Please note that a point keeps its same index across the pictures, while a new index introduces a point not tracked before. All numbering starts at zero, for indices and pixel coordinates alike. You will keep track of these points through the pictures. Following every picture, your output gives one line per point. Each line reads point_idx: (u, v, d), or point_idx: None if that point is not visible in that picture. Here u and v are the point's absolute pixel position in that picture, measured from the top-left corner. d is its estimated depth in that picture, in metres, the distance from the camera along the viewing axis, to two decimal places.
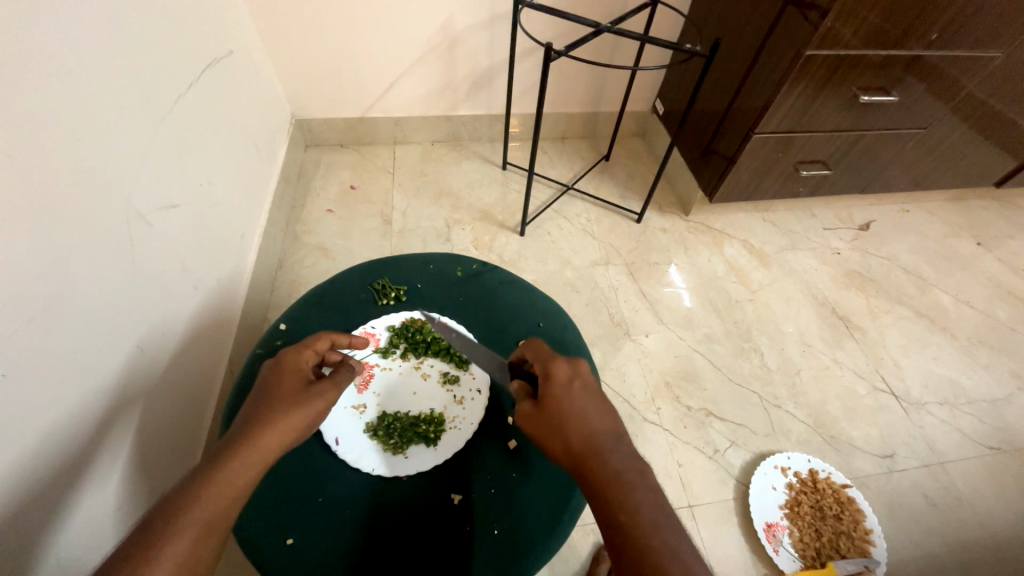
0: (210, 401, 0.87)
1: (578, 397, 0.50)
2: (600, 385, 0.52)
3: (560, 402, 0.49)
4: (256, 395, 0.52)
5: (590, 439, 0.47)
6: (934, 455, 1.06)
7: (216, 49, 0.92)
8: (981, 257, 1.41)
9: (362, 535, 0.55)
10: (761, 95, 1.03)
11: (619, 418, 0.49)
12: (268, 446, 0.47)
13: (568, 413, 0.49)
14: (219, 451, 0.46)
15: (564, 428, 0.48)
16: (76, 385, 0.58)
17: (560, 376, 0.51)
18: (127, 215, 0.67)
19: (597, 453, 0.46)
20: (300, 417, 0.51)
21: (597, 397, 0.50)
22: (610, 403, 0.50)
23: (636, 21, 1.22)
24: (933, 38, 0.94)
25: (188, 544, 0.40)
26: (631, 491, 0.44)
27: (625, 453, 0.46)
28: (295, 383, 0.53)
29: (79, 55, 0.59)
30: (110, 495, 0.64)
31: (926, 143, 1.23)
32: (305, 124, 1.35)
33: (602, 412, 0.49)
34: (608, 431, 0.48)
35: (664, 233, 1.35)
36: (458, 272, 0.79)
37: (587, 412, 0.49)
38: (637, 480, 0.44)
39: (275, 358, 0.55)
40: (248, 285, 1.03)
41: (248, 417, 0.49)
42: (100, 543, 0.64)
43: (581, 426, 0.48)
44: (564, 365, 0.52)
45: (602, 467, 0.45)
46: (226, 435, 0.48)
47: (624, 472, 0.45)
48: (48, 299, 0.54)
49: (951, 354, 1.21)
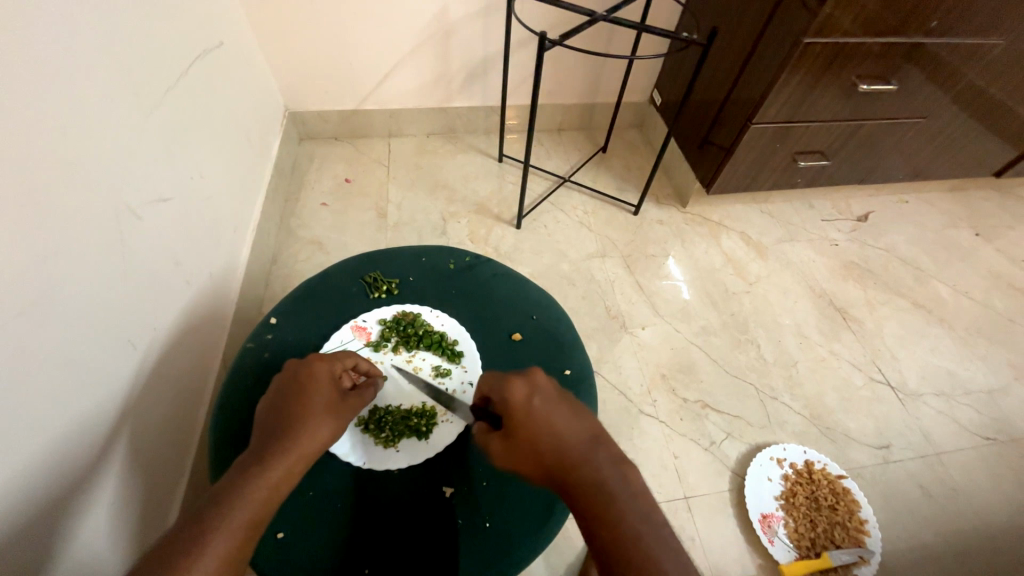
0: (204, 396, 0.86)
1: (542, 411, 0.50)
2: (562, 396, 0.52)
3: (526, 420, 0.49)
4: (286, 397, 0.53)
5: (564, 451, 0.47)
6: (930, 446, 1.07)
7: (206, 41, 0.91)
8: (980, 248, 1.40)
9: (357, 528, 0.56)
10: (758, 85, 1.02)
11: (586, 426, 0.49)
12: (306, 449, 0.50)
13: (536, 430, 0.49)
14: (257, 457, 0.48)
15: (534, 446, 0.48)
16: (67, 383, 0.57)
17: (521, 396, 0.51)
18: (117, 210, 0.66)
19: (572, 463, 0.46)
20: (333, 426, 0.53)
21: (563, 409, 0.50)
22: (577, 413, 0.51)
23: (633, 10, 1.21)
24: (932, 26, 0.92)
25: (226, 546, 0.42)
26: (611, 498, 0.44)
27: (603, 457, 0.47)
28: (335, 394, 0.55)
29: (65, 47, 0.58)
30: (109, 507, 0.64)
31: (925, 133, 1.22)
32: (299, 116, 1.34)
33: (569, 422, 0.49)
34: (580, 441, 0.48)
35: (661, 225, 1.35)
36: (451, 265, 0.78)
37: (555, 423, 0.49)
38: (616, 485, 0.45)
39: (308, 365, 0.56)
40: (242, 279, 1.02)
41: (289, 423, 0.51)
42: (106, 553, 0.64)
43: (553, 440, 0.48)
44: (521, 384, 0.52)
45: (580, 478, 0.45)
46: (269, 440, 0.50)
47: (602, 477, 0.45)
48: (38, 293, 0.53)
49: (948, 345, 1.21)
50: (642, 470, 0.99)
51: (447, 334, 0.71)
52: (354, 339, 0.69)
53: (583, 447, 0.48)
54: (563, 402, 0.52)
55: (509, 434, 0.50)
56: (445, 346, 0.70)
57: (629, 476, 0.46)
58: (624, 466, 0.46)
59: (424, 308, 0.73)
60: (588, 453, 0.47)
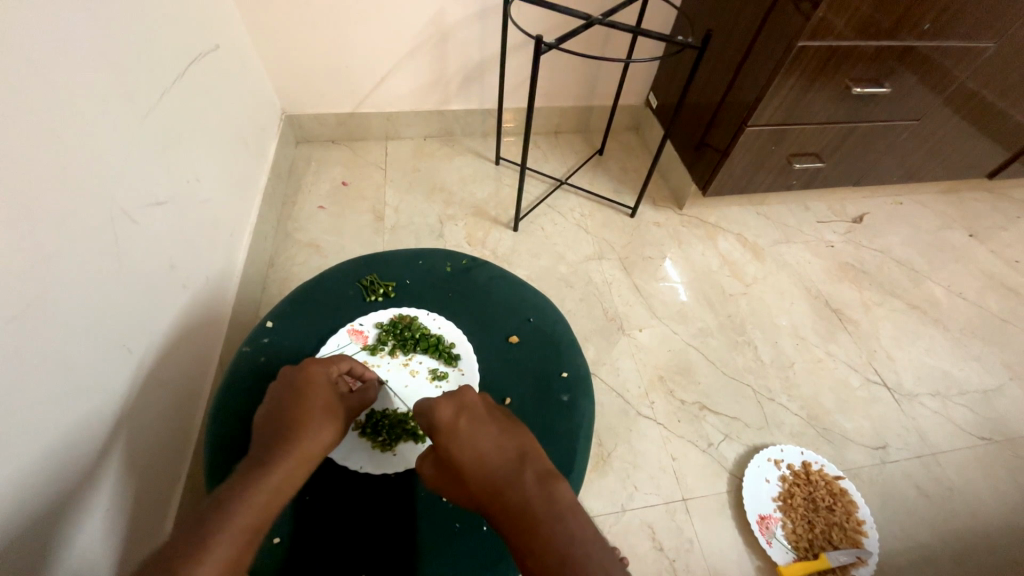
0: (200, 400, 0.86)
1: (469, 432, 0.54)
2: (490, 415, 0.56)
3: (452, 444, 0.53)
4: (283, 402, 0.54)
5: (491, 474, 0.51)
6: (926, 446, 1.07)
7: (202, 44, 0.91)
8: (973, 249, 1.41)
9: (356, 529, 0.56)
10: (754, 88, 1.03)
11: (511, 445, 0.53)
12: (309, 453, 0.51)
13: (463, 453, 0.52)
14: (257, 461, 0.49)
15: (463, 470, 0.52)
16: (63, 388, 0.57)
17: (448, 420, 0.55)
18: (112, 213, 0.66)
19: (499, 485, 0.50)
20: (334, 428, 0.54)
21: (488, 429, 0.54)
22: (502, 432, 0.54)
23: (629, 13, 1.21)
24: (925, 28, 0.93)
25: (227, 551, 0.42)
26: (535, 515, 0.47)
27: (529, 476, 0.50)
28: (331, 397, 0.56)
29: (59, 50, 0.58)
30: (104, 517, 0.64)
31: (919, 135, 1.23)
32: (295, 120, 1.34)
33: (495, 443, 0.53)
34: (505, 462, 0.52)
35: (658, 227, 1.35)
36: (448, 268, 0.78)
37: (483, 445, 0.53)
38: (540, 501, 0.48)
39: (303, 370, 0.56)
40: (239, 283, 1.02)
41: (285, 428, 0.51)
42: (100, 564, 0.63)
43: (480, 464, 0.52)
44: (447, 408, 0.55)
45: (508, 502, 0.49)
46: (265, 445, 0.50)
47: (529, 498, 0.48)
48: (32, 297, 0.53)
49: (943, 346, 1.22)
50: (640, 472, 0.99)
51: (444, 337, 0.71)
52: (351, 343, 0.69)
53: (510, 468, 0.51)
54: (493, 421, 0.55)
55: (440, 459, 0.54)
56: (442, 349, 0.70)
57: (552, 491, 0.49)
58: (548, 481, 0.50)
59: (421, 311, 0.73)
60: (515, 474, 0.50)
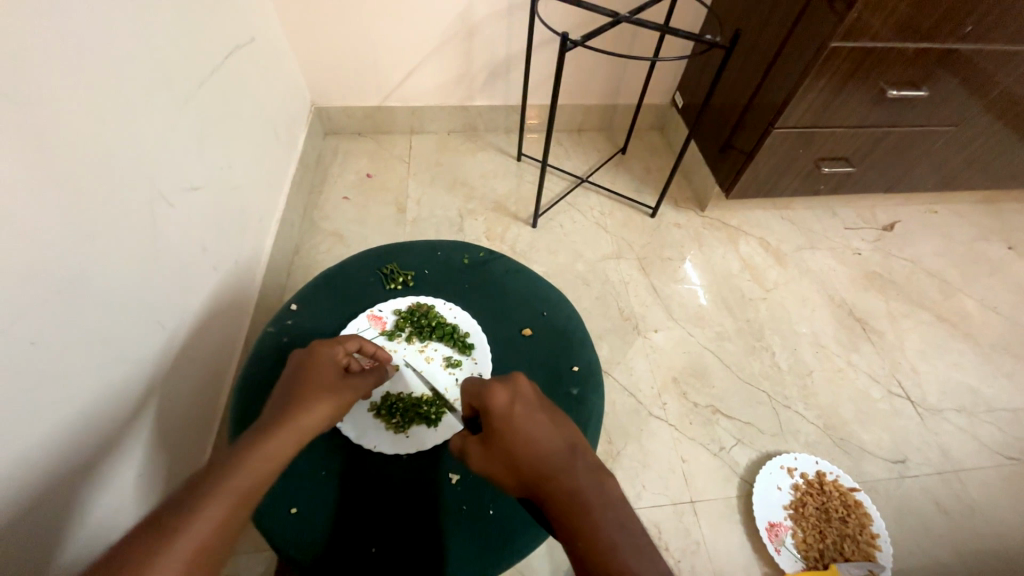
0: (226, 378, 0.89)
1: (523, 418, 0.52)
2: (540, 402, 0.55)
3: (505, 426, 0.51)
4: (291, 379, 0.56)
5: (543, 461, 0.49)
6: (949, 463, 1.04)
7: (239, 36, 0.95)
8: (1011, 262, 1.36)
9: (366, 506, 0.58)
10: (782, 88, 1.01)
11: (565, 436, 0.52)
12: (302, 426, 0.51)
13: (515, 437, 0.51)
14: (258, 429, 0.50)
15: (513, 454, 0.50)
16: (99, 357, 0.61)
17: (502, 403, 0.53)
18: (151, 195, 0.69)
19: (551, 475, 0.48)
20: (333, 407, 0.55)
21: (539, 416, 0.53)
22: (554, 422, 0.53)
23: (658, 11, 1.20)
24: (966, 31, 0.90)
25: (225, 509, 0.43)
26: (593, 509, 0.45)
27: (582, 467, 0.49)
28: (333, 374, 0.57)
29: (107, 39, 0.61)
30: (129, 480, 0.67)
31: (957, 141, 1.18)
32: (324, 112, 1.38)
33: (548, 431, 0.52)
34: (560, 452, 0.50)
35: (679, 229, 1.34)
36: (465, 260, 0.79)
37: (535, 433, 0.51)
38: (595, 496, 0.46)
39: (309, 349, 0.58)
40: (265, 268, 1.05)
41: (287, 400, 0.53)
42: (121, 525, 0.66)
43: (531, 450, 0.50)
44: (503, 391, 0.53)
45: (562, 494, 0.47)
46: (267, 416, 0.52)
47: (583, 488, 0.47)
48: (74, 272, 0.57)
49: (973, 361, 1.18)
50: (649, 472, 0.99)
51: (459, 326, 0.72)
52: (369, 328, 0.71)
53: (562, 457, 0.50)
54: (543, 410, 0.54)
55: (489, 441, 0.52)
56: (456, 338, 0.71)
57: (608, 486, 0.48)
58: (603, 476, 0.48)
59: (438, 301, 0.74)
60: (567, 463, 0.49)
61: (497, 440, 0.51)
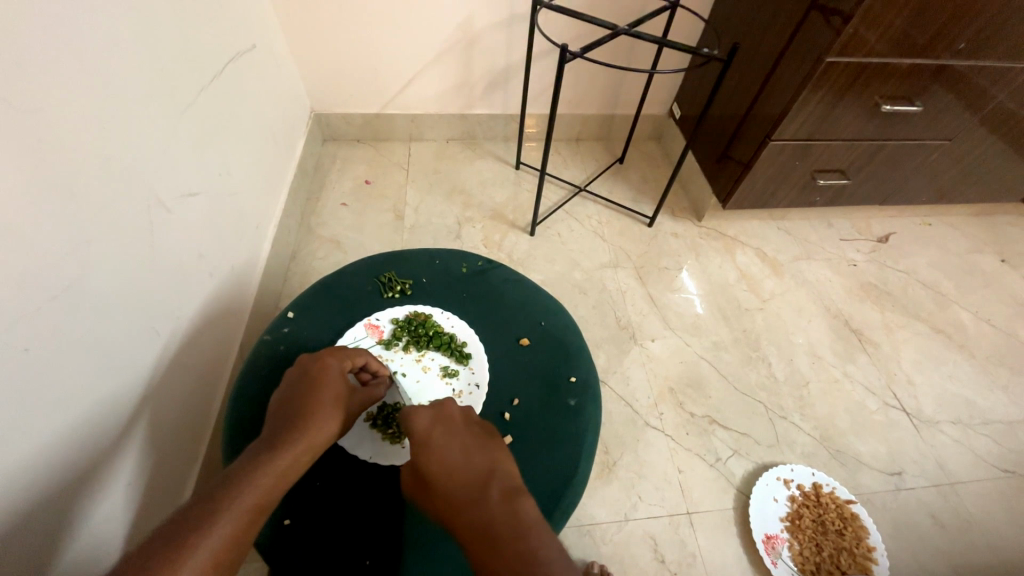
0: (220, 386, 0.88)
1: (442, 442, 0.55)
2: (467, 426, 0.57)
3: (424, 452, 0.55)
4: (297, 391, 0.56)
5: (459, 485, 0.51)
6: (945, 475, 1.04)
7: (239, 44, 0.95)
8: (1005, 275, 1.37)
9: (357, 518, 0.57)
10: (779, 102, 1.02)
11: (483, 459, 0.54)
12: (314, 440, 0.52)
13: (433, 462, 0.54)
14: (270, 442, 0.51)
15: (431, 479, 0.53)
16: (93, 365, 0.60)
17: (424, 427, 0.56)
18: (149, 202, 0.69)
19: (465, 499, 0.50)
20: (340, 421, 0.56)
21: (460, 439, 0.55)
22: (475, 445, 0.55)
23: (656, 23, 1.22)
24: (959, 47, 0.91)
25: (233, 525, 0.43)
26: (496, 533, 0.46)
27: (494, 495, 0.50)
28: (343, 388, 0.58)
29: (107, 46, 0.61)
30: (124, 491, 0.67)
31: (950, 155, 1.20)
32: (323, 118, 1.38)
33: (467, 455, 0.54)
34: (476, 476, 0.52)
35: (676, 238, 1.34)
36: (463, 268, 0.79)
37: (454, 457, 0.54)
38: (502, 519, 0.47)
39: (318, 360, 0.58)
40: (261, 274, 1.05)
41: (298, 414, 0.53)
42: (119, 532, 0.66)
43: (449, 475, 0.52)
44: (425, 416, 0.57)
45: (471, 517, 0.48)
46: (278, 430, 0.52)
47: (491, 514, 0.48)
48: (71, 278, 0.56)
49: (968, 373, 1.18)
50: (645, 482, 0.98)
51: (457, 336, 0.72)
52: (367, 336, 0.71)
53: (479, 485, 0.51)
54: (467, 435, 0.56)
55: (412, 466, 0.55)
56: (454, 348, 0.71)
57: (520, 509, 0.48)
58: (515, 499, 0.50)
59: (436, 310, 0.74)
60: (479, 492, 0.50)
61: (419, 466, 0.55)
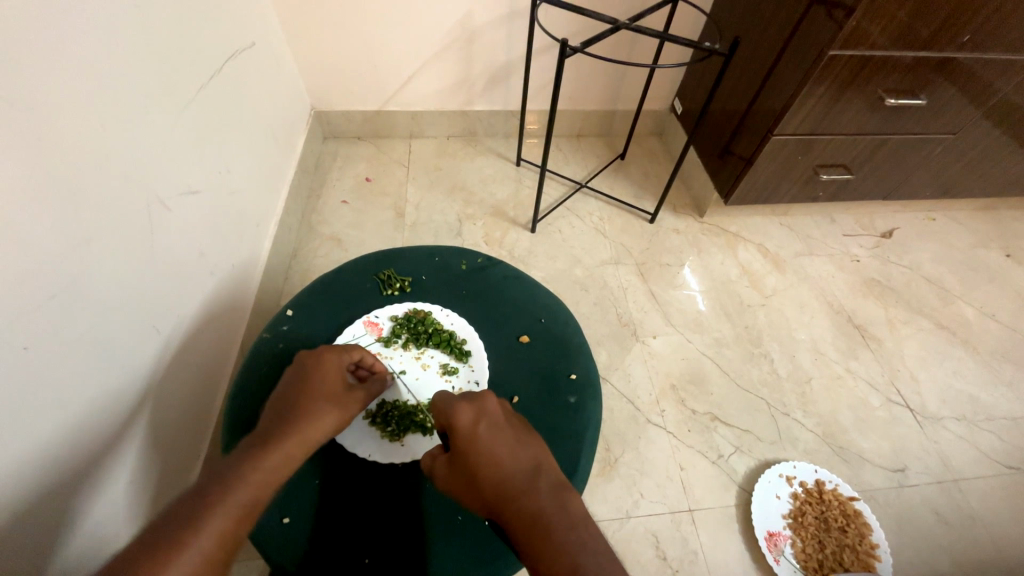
0: (220, 384, 0.89)
1: (487, 438, 0.52)
2: (508, 420, 0.55)
3: (469, 447, 0.52)
4: (295, 386, 0.56)
5: (505, 480, 0.49)
6: (948, 472, 1.03)
7: (239, 41, 0.95)
8: (1009, 270, 1.36)
9: (355, 517, 0.57)
10: (781, 96, 1.01)
11: (528, 454, 0.52)
12: (309, 437, 0.52)
13: (478, 456, 0.51)
14: (264, 437, 0.50)
15: (476, 474, 0.50)
16: (92, 364, 0.60)
17: (468, 421, 0.53)
18: (148, 201, 0.69)
19: (513, 494, 0.48)
20: (337, 417, 0.55)
21: (504, 433, 0.53)
22: (518, 440, 0.53)
23: (657, 18, 1.21)
24: (964, 40, 0.90)
25: (227, 523, 0.43)
26: (551, 530, 0.45)
27: (544, 490, 0.48)
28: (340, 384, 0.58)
29: (106, 44, 0.61)
30: (124, 488, 0.67)
31: (954, 149, 1.19)
32: (324, 116, 1.38)
33: (511, 450, 0.52)
34: (523, 472, 0.50)
35: (678, 235, 1.34)
36: (463, 266, 0.79)
37: (498, 452, 0.51)
38: (555, 515, 0.46)
39: (316, 356, 0.59)
40: (262, 272, 1.05)
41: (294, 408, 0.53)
42: (120, 529, 0.66)
43: (494, 470, 0.50)
44: (468, 410, 0.54)
45: (521, 512, 0.47)
46: (273, 424, 0.52)
47: (542, 510, 0.47)
48: (71, 277, 0.56)
49: (972, 369, 1.17)
50: (647, 479, 0.98)
51: (456, 333, 0.72)
52: (366, 334, 0.71)
53: (526, 480, 0.49)
54: (510, 430, 0.54)
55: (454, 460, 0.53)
56: (453, 345, 0.71)
57: (569, 504, 0.48)
58: (565, 495, 0.49)
59: (435, 307, 0.74)
60: (528, 487, 0.49)
61: (462, 460, 0.52)
